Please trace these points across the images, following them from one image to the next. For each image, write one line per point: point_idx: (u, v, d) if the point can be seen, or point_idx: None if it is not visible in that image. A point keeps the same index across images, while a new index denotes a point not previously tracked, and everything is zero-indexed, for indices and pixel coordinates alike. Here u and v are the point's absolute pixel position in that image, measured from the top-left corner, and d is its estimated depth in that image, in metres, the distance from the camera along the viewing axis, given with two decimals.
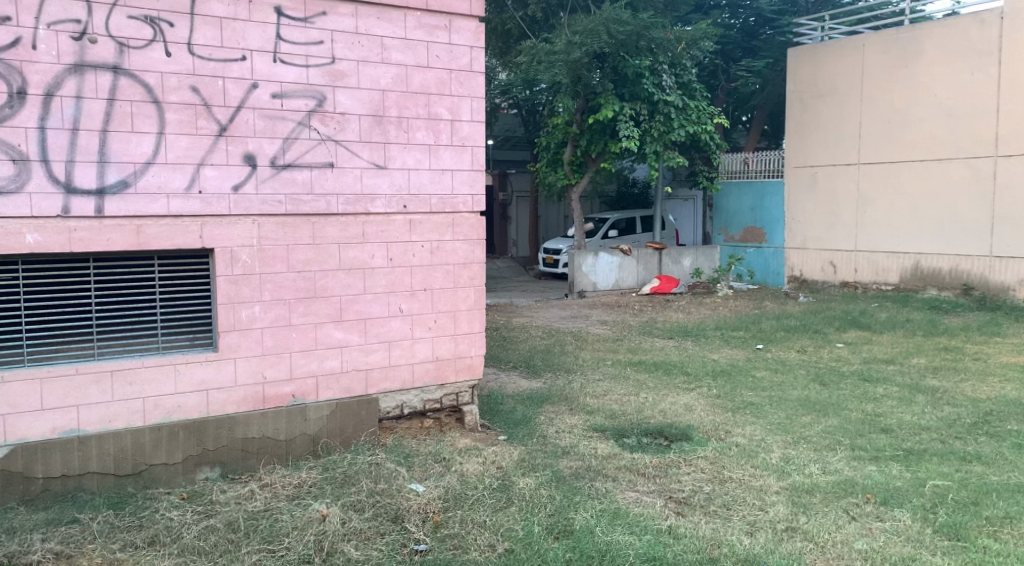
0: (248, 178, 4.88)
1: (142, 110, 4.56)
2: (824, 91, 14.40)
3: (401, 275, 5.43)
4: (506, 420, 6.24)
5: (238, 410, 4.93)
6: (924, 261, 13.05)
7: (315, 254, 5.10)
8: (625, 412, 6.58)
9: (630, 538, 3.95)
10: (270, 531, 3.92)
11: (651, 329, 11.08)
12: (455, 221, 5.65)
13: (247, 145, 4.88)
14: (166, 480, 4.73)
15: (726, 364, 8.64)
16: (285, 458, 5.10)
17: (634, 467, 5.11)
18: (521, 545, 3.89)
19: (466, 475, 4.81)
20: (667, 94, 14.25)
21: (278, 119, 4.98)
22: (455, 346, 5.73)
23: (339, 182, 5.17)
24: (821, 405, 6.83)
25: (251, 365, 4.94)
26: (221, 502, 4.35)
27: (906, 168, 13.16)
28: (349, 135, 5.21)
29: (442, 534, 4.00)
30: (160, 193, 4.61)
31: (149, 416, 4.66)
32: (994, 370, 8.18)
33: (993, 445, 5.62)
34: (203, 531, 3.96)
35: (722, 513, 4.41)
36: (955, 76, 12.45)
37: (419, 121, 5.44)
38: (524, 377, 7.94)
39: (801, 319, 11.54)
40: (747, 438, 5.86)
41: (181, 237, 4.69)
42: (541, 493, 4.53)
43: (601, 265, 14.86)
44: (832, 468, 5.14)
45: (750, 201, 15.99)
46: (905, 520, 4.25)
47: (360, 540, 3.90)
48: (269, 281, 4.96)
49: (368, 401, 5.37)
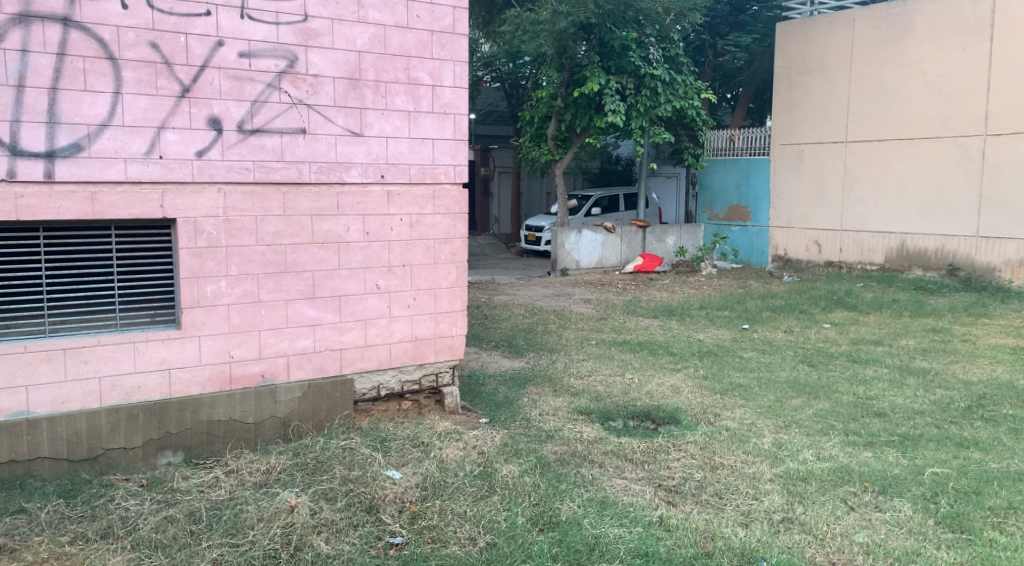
0: (212, 143, 4.54)
1: (95, 66, 4.19)
2: (812, 67, 14.15)
3: (378, 250, 5.13)
4: (487, 401, 5.99)
5: (203, 391, 4.63)
6: (910, 241, 12.93)
7: (286, 226, 4.78)
8: (611, 394, 6.35)
9: (620, 531, 3.72)
10: (234, 523, 3.65)
11: (635, 308, 10.87)
12: (437, 192, 5.35)
13: (212, 107, 4.54)
14: (124, 466, 4.44)
15: (713, 344, 8.43)
16: (254, 442, 4.82)
17: (621, 452, 4.89)
18: (504, 538, 3.64)
19: (446, 461, 4.55)
20: (654, 67, 13.88)
21: (245, 81, 4.63)
22: (435, 326, 5.45)
23: (312, 150, 4.85)
24: (811, 387, 6.66)
25: (216, 344, 4.63)
26: (183, 490, 4.06)
27: (893, 147, 12.98)
28: (323, 99, 4.87)
29: (419, 525, 3.75)
30: (116, 157, 4.26)
31: (106, 397, 4.34)
32: (984, 352, 8.05)
33: (989, 430, 5.46)
34: (161, 522, 3.67)
35: (715, 502, 4.20)
36: (946, 53, 12.24)
37: (398, 85, 5.12)
38: (506, 356, 7.69)
39: (787, 298, 11.36)
40: (736, 422, 5.66)
41: (140, 206, 4.34)
42: (525, 481, 4.28)
43: (584, 242, 14.60)
44: (827, 454, 4.95)
45: (736, 178, 15.76)
46: (906, 511, 4.07)
47: (331, 532, 3.64)
48: (236, 254, 4.64)
49: (343, 382, 5.09)
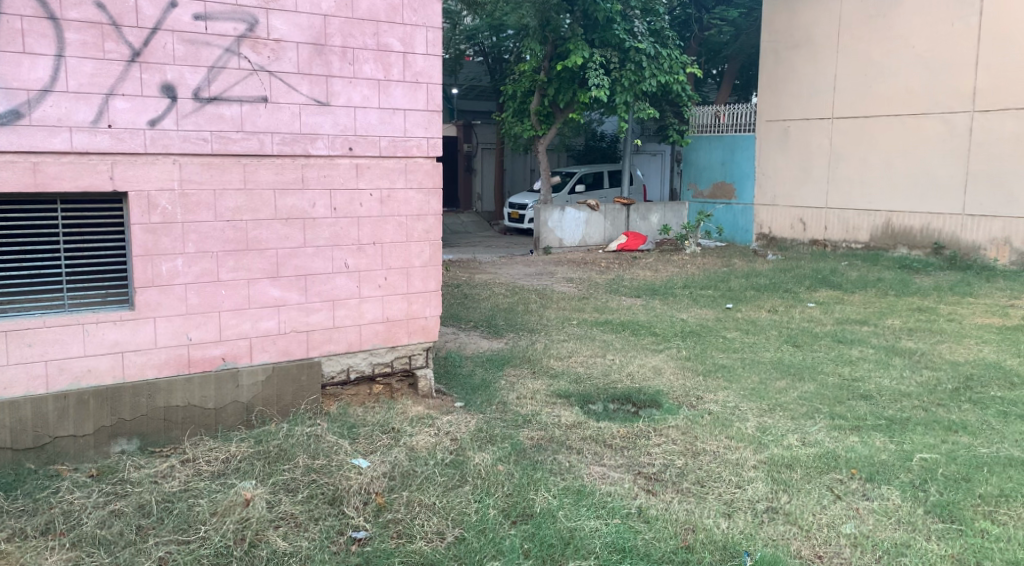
0: (166, 111, 4.25)
1: (35, 27, 3.89)
2: (799, 41, 13.92)
3: (346, 226, 4.87)
4: (463, 384, 5.78)
5: (159, 375, 4.38)
6: (895, 218, 12.79)
7: (247, 201, 4.51)
8: (591, 375, 6.16)
9: (596, 523, 3.53)
10: (185, 517, 3.43)
11: (618, 286, 10.68)
12: (409, 166, 5.09)
13: (165, 73, 4.24)
14: (74, 455, 4.20)
15: (696, 324, 8.26)
16: (214, 429, 4.58)
17: (600, 438, 4.70)
18: (474, 532, 3.44)
19: (416, 448, 4.33)
20: (638, 40, 13.60)
21: (201, 45, 4.34)
22: (407, 306, 5.21)
23: (274, 120, 4.57)
24: (796, 368, 6.50)
25: (173, 325, 4.38)
26: (134, 481, 3.83)
27: (880, 123, 12.79)
28: (286, 66, 4.59)
29: (384, 519, 3.54)
30: (60, 125, 3.97)
31: (53, 382, 4.08)
32: (970, 331, 7.92)
33: (977, 413, 5.32)
34: (107, 516, 3.44)
35: (696, 491, 4.02)
36: (935, 27, 12.02)
37: (366, 52, 4.84)
38: (485, 337, 7.47)
39: (771, 277, 11.20)
40: (719, 405, 5.49)
41: (86, 178, 4.06)
42: (498, 470, 4.07)
43: (567, 220, 14.36)
44: (812, 439, 4.78)
45: (720, 155, 15.57)
46: (894, 499, 3.91)
47: (289, 527, 3.43)
48: (193, 230, 4.37)
49: (310, 365, 4.86)
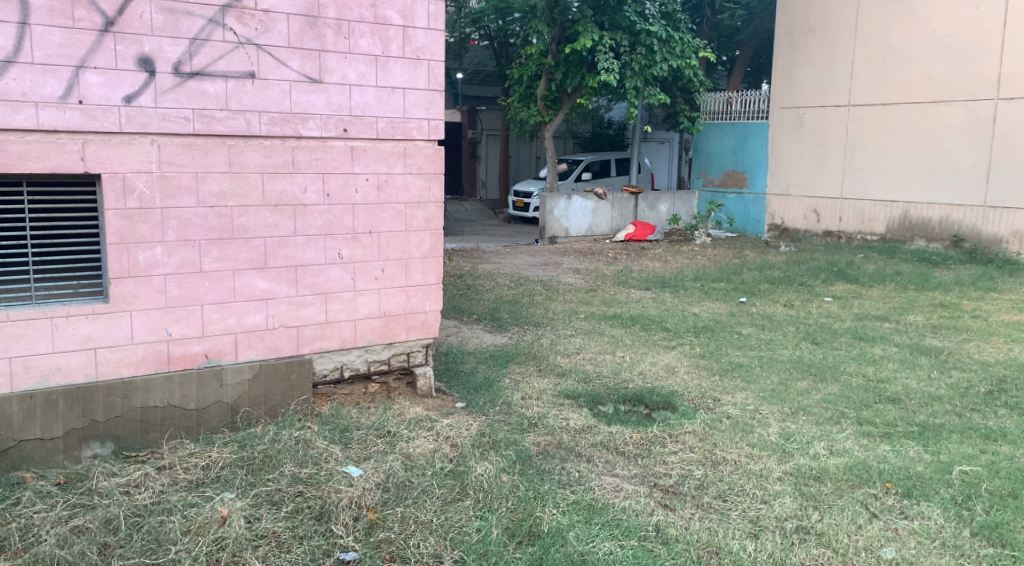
0: (144, 87, 3.90)
1: None
2: (815, 26, 13.47)
3: (340, 214, 4.52)
4: (465, 383, 5.44)
5: (136, 373, 4.04)
6: (912, 210, 12.39)
7: (232, 185, 4.15)
8: (601, 374, 5.81)
9: (611, 546, 3.20)
10: (155, 536, 3.13)
11: (627, 278, 10.31)
12: (408, 149, 4.72)
13: (142, 45, 3.88)
14: (41, 460, 3.88)
15: (710, 318, 7.91)
16: (196, 431, 4.26)
17: (611, 445, 4.35)
18: (474, 556, 3.11)
19: (412, 456, 4.00)
20: (649, 23, 13.13)
21: (182, 14, 3.97)
22: (406, 300, 4.86)
23: (262, 97, 4.21)
24: (816, 367, 6.14)
25: (150, 319, 4.03)
26: (103, 491, 3.51)
27: (898, 111, 12.38)
28: (275, 39, 4.22)
29: (376, 538, 3.21)
30: (25, 100, 3.62)
31: (17, 380, 3.75)
32: (998, 329, 7.53)
33: (1014, 419, 4.96)
34: (68, 534, 3.13)
35: (719, 506, 3.68)
36: (958, 10, 11.58)
37: (362, 26, 4.47)
38: (488, 331, 7.13)
39: (785, 270, 10.80)
40: (737, 408, 5.13)
41: (56, 158, 3.71)
42: (501, 482, 3.73)
43: (573, 208, 14.00)
44: (840, 447, 4.42)
45: (732, 143, 15.13)
46: (936, 519, 3.56)
47: (271, 546, 3.12)
48: (174, 217, 4.02)
49: (301, 362, 4.52)
